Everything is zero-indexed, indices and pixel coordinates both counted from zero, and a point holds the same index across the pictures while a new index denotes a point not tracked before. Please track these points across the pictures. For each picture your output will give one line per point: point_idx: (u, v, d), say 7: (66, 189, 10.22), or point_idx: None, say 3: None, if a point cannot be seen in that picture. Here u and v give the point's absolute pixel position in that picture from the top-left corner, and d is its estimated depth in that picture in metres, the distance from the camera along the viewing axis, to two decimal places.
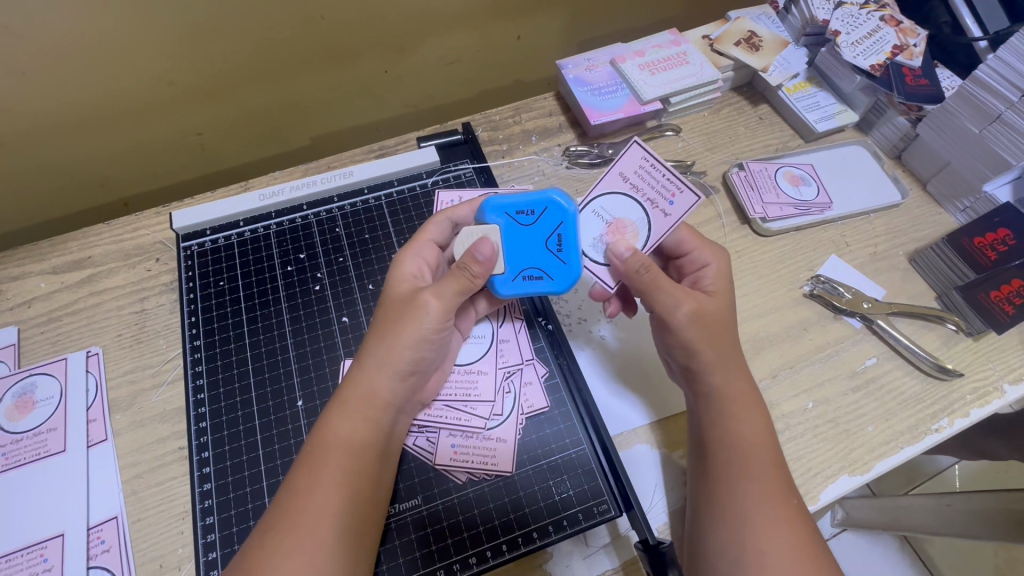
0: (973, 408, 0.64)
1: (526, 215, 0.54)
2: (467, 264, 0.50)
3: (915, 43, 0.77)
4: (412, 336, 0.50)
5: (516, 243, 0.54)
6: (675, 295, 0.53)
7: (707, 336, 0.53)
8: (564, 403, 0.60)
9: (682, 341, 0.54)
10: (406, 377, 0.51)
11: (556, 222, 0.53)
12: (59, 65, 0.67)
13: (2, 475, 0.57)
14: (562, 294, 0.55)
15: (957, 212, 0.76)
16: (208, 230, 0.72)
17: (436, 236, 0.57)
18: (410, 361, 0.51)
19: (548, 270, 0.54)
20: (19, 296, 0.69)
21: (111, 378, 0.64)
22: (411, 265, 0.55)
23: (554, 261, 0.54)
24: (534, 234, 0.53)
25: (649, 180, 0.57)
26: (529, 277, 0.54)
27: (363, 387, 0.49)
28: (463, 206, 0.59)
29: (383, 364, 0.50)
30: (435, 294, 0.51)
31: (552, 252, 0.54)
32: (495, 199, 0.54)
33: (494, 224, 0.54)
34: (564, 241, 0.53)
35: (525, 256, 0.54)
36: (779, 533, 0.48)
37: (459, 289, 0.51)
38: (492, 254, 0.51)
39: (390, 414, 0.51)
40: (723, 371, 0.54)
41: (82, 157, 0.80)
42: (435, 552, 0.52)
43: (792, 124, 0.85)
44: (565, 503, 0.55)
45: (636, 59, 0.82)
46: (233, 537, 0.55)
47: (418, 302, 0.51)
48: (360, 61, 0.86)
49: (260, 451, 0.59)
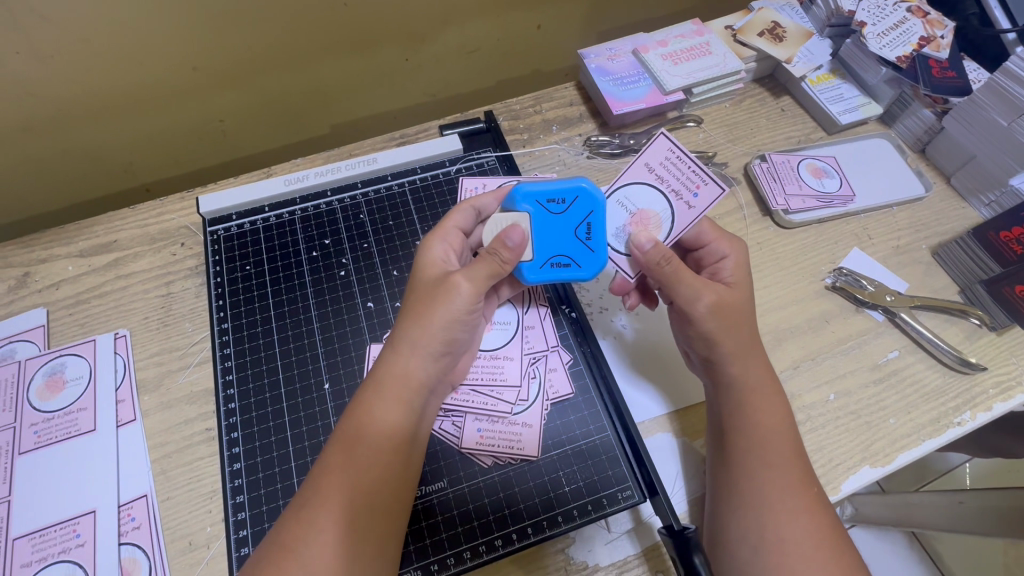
0: (996, 403, 0.64)
1: (556, 203, 0.54)
2: (496, 249, 0.51)
3: (943, 35, 0.76)
4: (445, 317, 0.50)
5: (545, 231, 0.54)
6: (695, 287, 0.53)
7: (728, 327, 0.53)
8: (588, 390, 0.61)
9: (701, 332, 0.54)
10: (440, 358, 0.51)
11: (586, 210, 0.55)
12: (87, 49, 0.68)
13: (35, 452, 0.58)
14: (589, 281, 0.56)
15: (982, 206, 0.76)
16: (234, 215, 0.72)
17: (460, 223, 0.57)
18: (443, 341, 0.50)
19: (577, 258, 0.55)
20: (47, 278, 0.70)
21: (138, 360, 0.65)
22: (437, 250, 0.54)
23: (583, 249, 0.55)
24: (563, 222, 0.54)
25: (674, 172, 0.58)
26: (557, 264, 0.55)
27: (398, 367, 0.49)
28: (486, 195, 0.60)
29: (416, 346, 0.49)
30: (467, 277, 0.50)
31: (581, 240, 0.55)
32: (526, 187, 0.54)
33: (524, 211, 0.54)
34: (593, 229, 0.55)
35: (555, 243, 0.55)
36: (804, 521, 0.49)
37: (490, 274, 0.51)
38: (521, 241, 0.52)
39: (423, 396, 0.50)
40: (744, 361, 0.54)
41: (108, 142, 0.81)
42: (462, 533, 0.53)
43: (814, 117, 0.84)
44: (589, 488, 0.56)
45: (659, 49, 0.81)
46: (263, 515, 0.56)
47: (450, 283, 0.50)
48: (381, 49, 0.86)
49: (288, 432, 0.60)
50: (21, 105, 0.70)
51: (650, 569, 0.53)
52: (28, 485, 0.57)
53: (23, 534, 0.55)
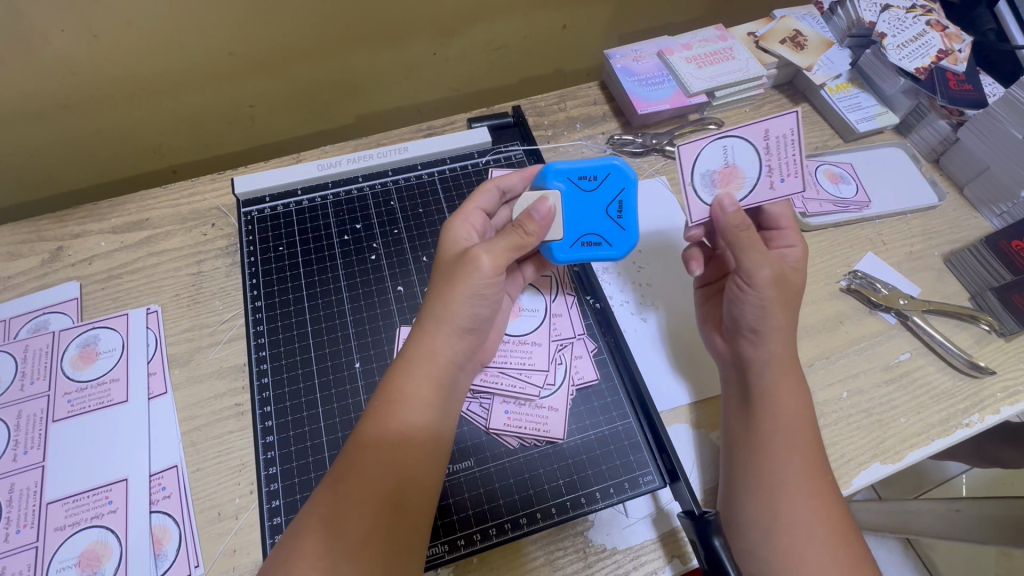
0: (1003, 406, 0.65)
1: (587, 180, 0.58)
2: (523, 222, 0.53)
3: (961, 49, 0.78)
4: (466, 291, 0.51)
5: (575, 207, 0.58)
6: (762, 256, 0.54)
7: (784, 302, 0.55)
8: (611, 377, 0.63)
9: (760, 299, 0.55)
10: (465, 335, 0.53)
11: (618, 188, 0.58)
12: (130, 28, 0.69)
13: (69, 421, 0.60)
14: (619, 260, 0.59)
15: (994, 217, 0.77)
16: (267, 197, 0.74)
17: (484, 204, 0.60)
18: (466, 318, 0.52)
19: (608, 236, 0.58)
20: (80, 253, 0.71)
21: (170, 335, 0.66)
22: (461, 230, 0.57)
23: (613, 228, 0.58)
24: (594, 200, 0.58)
25: (784, 152, 0.55)
26: (587, 243, 0.58)
27: (426, 346, 0.51)
28: (512, 176, 0.63)
29: (441, 322, 0.51)
30: (487, 250, 0.52)
31: (612, 219, 0.58)
32: (558, 165, 0.57)
33: (555, 188, 0.58)
34: (623, 207, 0.58)
35: (585, 222, 0.58)
36: (820, 508, 0.50)
37: (511, 246, 0.52)
38: (548, 214, 0.54)
39: (452, 372, 0.52)
40: (767, 350, 0.55)
41: (142, 122, 0.82)
42: (487, 511, 0.56)
43: (832, 124, 0.86)
44: (611, 472, 0.58)
45: (684, 52, 0.83)
46: (296, 487, 0.58)
47: (470, 257, 0.51)
48: (412, 43, 0.88)
49: (319, 409, 0.62)
50: (62, 82, 0.72)
51: (665, 554, 0.55)
52: (61, 452, 0.58)
53: (57, 499, 0.56)
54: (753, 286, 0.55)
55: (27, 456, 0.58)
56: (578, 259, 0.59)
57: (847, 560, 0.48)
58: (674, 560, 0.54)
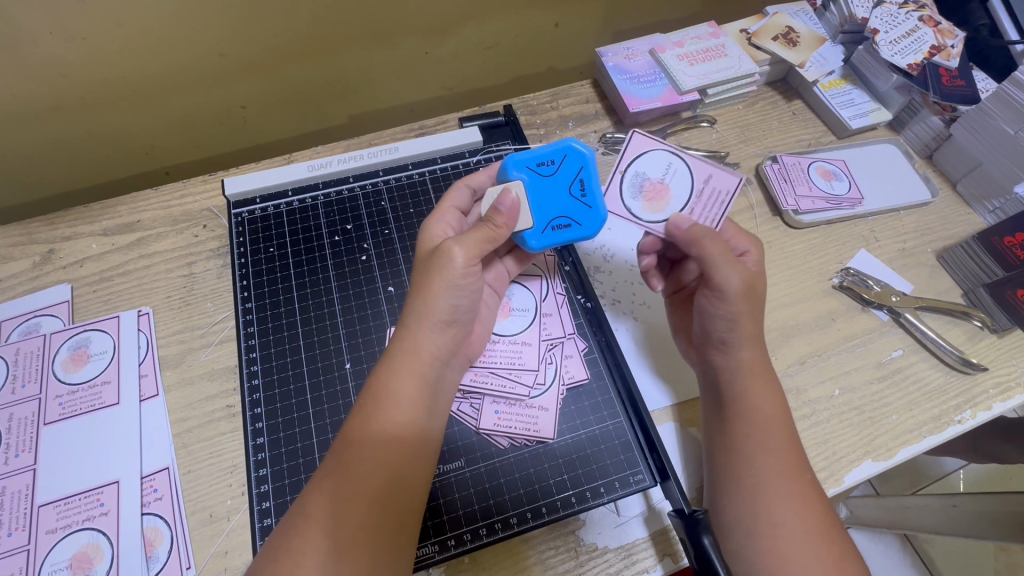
0: (996, 402, 0.65)
1: (547, 165, 0.58)
2: (490, 216, 0.54)
3: (953, 44, 0.78)
4: (444, 284, 0.51)
5: (541, 194, 0.57)
6: (730, 267, 0.55)
7: (751, 309, 0.56)
8: (602, 376, 0.64)
9: (729, 312, 0.55)
10: (446, 329, 0.53)
11: (576, 168, 0.58)
12: (119, 30, 0.69)
13: (61, 423, 0.60)
14: (592, 238, 0.58)
15: (986, 213, 0.77)
16: (258, 198, 0.74)
17: (458, 202, 0.60)
18: (446, 310, 0.52)
19: (576, 217, 0.58)
20: (71, 255, 0.71)
21: (161, 337, 0.66)
22: (435, 229, 0.58)
23: (580, 208, 0.58)
24: (556, 184, 0.58)
25: (707, 203, 0.61)
26: (558, 227, 0.58)
27: (408, 343, 0.51)
28: (481, 173, 0.62)
29: (422, 317, 0.51)
30: (458, 243, 0.52)
31: (577, 199, 0.58)
32: (516, 155, 0.57)
33: (519, 179, 0.57)
34: (586, 185, 0.58)
35: (552, 207, 0.58)
36: (807, 507, 0.50)
37: (483, 238, 0.53)
38: (513, 206, 0.55)
39: (436, 368, 0.52)
40: (748, 350, 0.56)
41: (133, 123, 0.82)
42: (478, 511, 0.56)
43: (825, 121, 0.86)
44: (601, 471, 0.58)
45: (675, 50, 0.83)
46: (286, 488, 0.58)
47: (443, 251, 0.52)
48: (403, 42, 0.88)
49: (310, 410, 0.62)
50: (51, 85, 0.71)
51: (657, 552, 0.55)
52: (53, 455, 0.58)
53: (48, 501, 0.56)
54: (726, 300, 0.55)
55: (19, 459, 0.58)
56: (552, 244, 0.58)
57: (834, 558, 0.48)
58: (666, 559, 0.54)
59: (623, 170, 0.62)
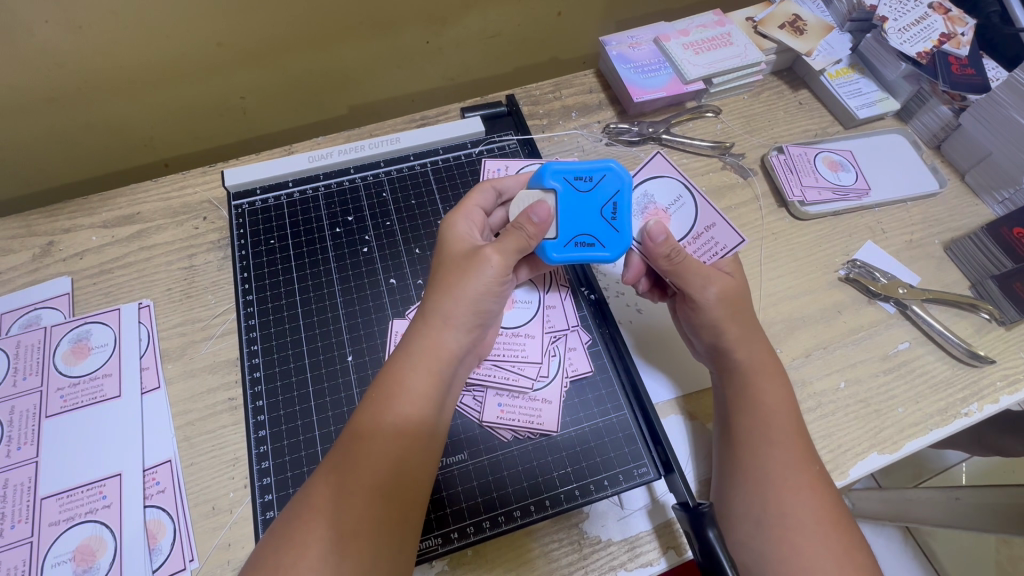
0: (1003, 395, 0.65)
1: (584, 180, 0.57)
2: (523, 224, 0.52)
3: (963, 32, 0.76)
4: (475, 290, 0.51)
5: (571, 207, 0.57)
6: (704, 276, 0.56)
7: (735, 315, 0.56)
8: (605, 369, 0.63)
9: (709, 319, 0.56)
10: (470, 331, 0.52)
11: (613, 190, 0.57)
12: (115, 19, 0.68)
13: (62, 416, 0.60)
14: (613, 262, 0.57)
15: (995, 204, 0.76)
16: (258, 189, 0.74)
17: (482, 202, 0.59)
18: (473, 314, 0.51)
19: (601, 237, 0.57)
20: (70, 248, 0.70)
21: (162, 330, 0.66)
22: (463, 227, 0.56)
23: (608, 229, 0.57)
24: (589, 200, 0.57)
25: (699, 246, 0.61)
26: (580, 244, 0.57)
27: (431, 340, 0.50)
28: (509, 177, 0.62)
29: (447, 318, 0.50)
30: (497, 250, 0.51)
31: (607, 220, 0.57)
32: (554, 164, 0.57)
33: (552, 187, 0.57)
34: (618, 210, 0.57)
35: (578, 222, 0.57)
36: (813, 500, 0.50)
37: (515, 247, 0.52)
38: (547, 216, 0.53)
39: (452, 368, 0.51)
40: (749, 344, 0.56)
41: (131, 114, 0.81)
42: (481, 503, 0.56)
43: (832, 111, 0.85)
44: (605, 465, 0.58)
45: (681, 38, 0.81)
46: (288, 481, 0.58)
47: (481, 257, 0.51)
48: (403, 31, 0.87)
49: (311, 402, 0.61)
50: (47, 74, 0.70)
51: (661, 545, 0.55)
52: (55, 447, 0.58)
53: (50, 494, 0.56)
54: (704, 308, 0.56)
55: (20, 452, 0.58)
56: (572, 259, 0.56)
57: (838, 551, 0.48)
58: (669, 552, 0.54)
59: (638, 185, 0.64)
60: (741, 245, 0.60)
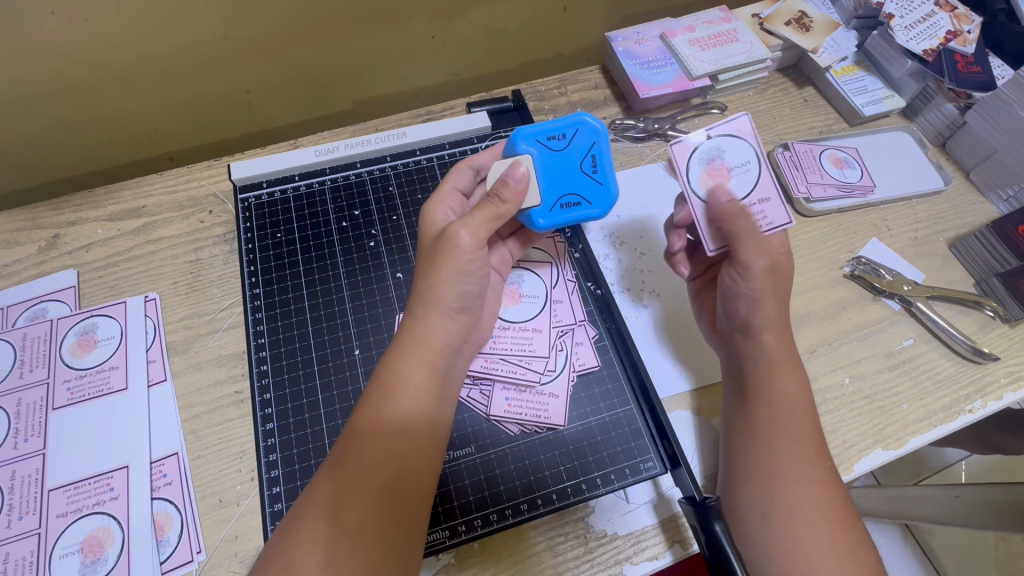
0: (1007, 392, 0.65)
1: (557, 139, 0.58)
2: (498, 190, 0.53)
3: (970, 30, 0.76)
4: (453, 272, 0.51)
5: (550, 170, 0.58)
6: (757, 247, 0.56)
7: (774, 289, 0.56)
8: (612, 363, 0.63)
9: (750, 290, 0.56)
10: (456, 316, 0.52)
11: (588, 144, 0.59)
12: (122, 10, 0.68)
13: (70, 408, 0.60)
14: (603, 216, 0.59)
15: (1000, 201, 0.76)
16: (265, 183, 0.73)
17: (459, 184, 0.60)
18: (455, 299, 0.52)
19: (587, 195, 0.58)
20: (76, 241, 0.70)
21: (169, 323, 0.66)
22: (438, 211, 0.57)
23: (591, 184, 0.58)
24: (567, 159, 0.58)
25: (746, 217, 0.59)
26: (567, 204, 0.58)
27: (419, 331, 0.50)
28: (482, 153, 0.62)
29: (431, 306, 0.51)
30: (463, 226, 0.51)
31: (588, 175, 0.58)
32: (525, 130, 0.58)
33: (527, 153, 0.58)
34: (597, 162, 0.59)
35: (561, 184, 0.58)
36: (817, 494, 0.50)
37: (488, 218, 0.52)
38: (523, 177, 0.55)
39: (447, 356, 0.51)
40: (777, 330, 0.56)
41: (136, 107, 0.81)
42: (488, 497, 0.56)
43: (837, 108, 0.85)
44: (612, 459, 0.58)
45: (686, 35, 0.81)
46: (297, 474, 0.58)
47: (449, 238, 0.51)
48: (409, 26, 0.86)
49: (319, 395, 0.62)
50: (52, 65, 0.70)
51: (667, 539, 0.55)
52: (63, 439, 0.58)
53: (58, 486, 0.56)
54: (748, 278, 0.56)
55: (28, 444, 0.58)
56: (563, 220, 0.58)
57: (843, 544, 0.48)
58: (675, 546, 0.55)
59: (708, 137, 0.60)
60: (785, 227, 0.59)
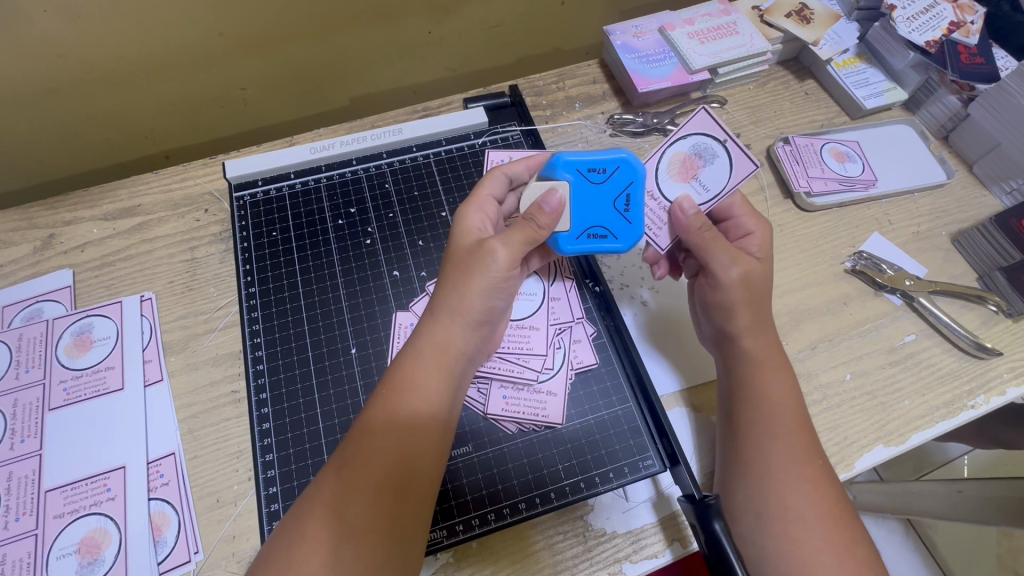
0: (1009, 387, 0.64)
1: (597, 172, 0.56)
2: (535, 214, 0.53)
3: (973, 21, 0.75)
4: (483, 282, 0.50)
5: (583, 199, 0.56)
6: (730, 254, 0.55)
7: (750, 300, 0.55)
8: (611, 361, 0.63)
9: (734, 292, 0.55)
10: (478, 327, 0.52)
11: (627, 181, 0.56)
12: (115, 8, 0.67)
13: (66, 409, 0.59)
14: (624, 253, 0.58)
15: (1003, 194, 0.76)
16: (260, 181, 0.73)
17: (494, 191, 0.58)
18: (481, 311, 0.51)
19: (613, 230, 0.57)
20: (72, 240, 0.70)
21: (164, 322, 0.65)
22: (475, 219, 0.55)
23: (620, 221, 0.56)
24: (603, 192, 0.56)
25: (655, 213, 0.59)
26: (592, 236, 0.57)
27: (439, 336, 0.50)
28: (519, 163, 0.61)
29: (456, 314, 0.50)
30: (502, 243, 0.51)
31: (619, 212, 0.56)
32: (566, 156, 0.55)
33: (564, 179, 0.56)
34: (631, 201, 0.56)
35: (591, 214, 0.56)
36: (817, 491, 0.50)
37: (524, 240, 0.52)
38: (558, 207, 0.54)
39: (462, 364, 0.51)
40: (756, 335, 0.56)
41: (130, 105, 0.81)
42: (486, 496, 0.56)
43: (838, 101, 0.84)
44: (612, 456, 0.58)
45: (685, 28, 0.80)
46: (293, 473, 0.57)
47: (484, 248, 0.50)
48: (405, 21, 0.86)
49: (315, 395, 0.61)
50: (46, 64, 0.70)
51: (666, 537, 0.55)
52: (60, 439, 0.58)
53: (55, 487, 0.56)
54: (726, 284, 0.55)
55: (24, 445, 0.58)
56: (586, 251, 0.57)
57: (843, 541, 0.48)
58: (674, 544, 0.54)
59: (722, 142, 0.58)
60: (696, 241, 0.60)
